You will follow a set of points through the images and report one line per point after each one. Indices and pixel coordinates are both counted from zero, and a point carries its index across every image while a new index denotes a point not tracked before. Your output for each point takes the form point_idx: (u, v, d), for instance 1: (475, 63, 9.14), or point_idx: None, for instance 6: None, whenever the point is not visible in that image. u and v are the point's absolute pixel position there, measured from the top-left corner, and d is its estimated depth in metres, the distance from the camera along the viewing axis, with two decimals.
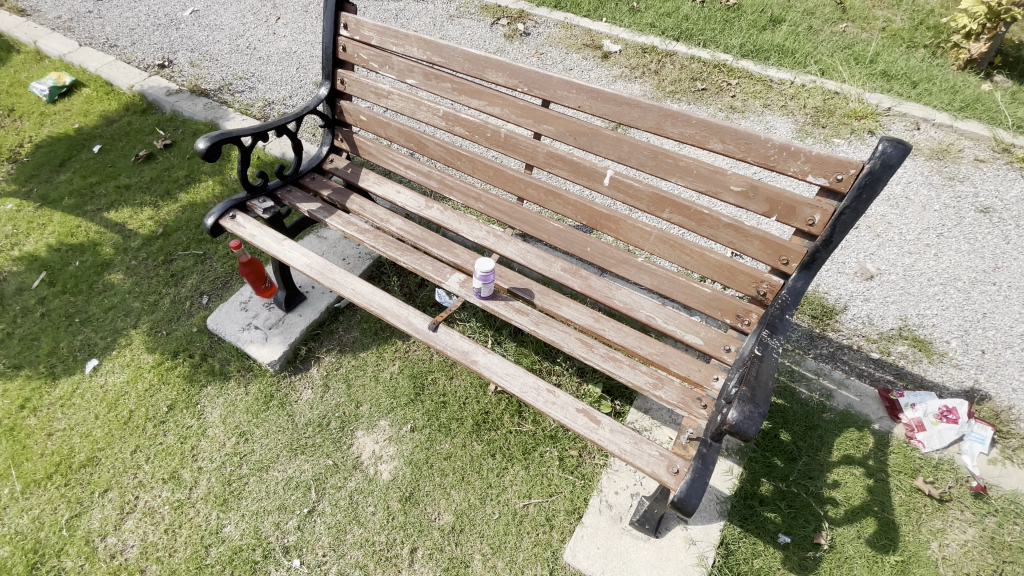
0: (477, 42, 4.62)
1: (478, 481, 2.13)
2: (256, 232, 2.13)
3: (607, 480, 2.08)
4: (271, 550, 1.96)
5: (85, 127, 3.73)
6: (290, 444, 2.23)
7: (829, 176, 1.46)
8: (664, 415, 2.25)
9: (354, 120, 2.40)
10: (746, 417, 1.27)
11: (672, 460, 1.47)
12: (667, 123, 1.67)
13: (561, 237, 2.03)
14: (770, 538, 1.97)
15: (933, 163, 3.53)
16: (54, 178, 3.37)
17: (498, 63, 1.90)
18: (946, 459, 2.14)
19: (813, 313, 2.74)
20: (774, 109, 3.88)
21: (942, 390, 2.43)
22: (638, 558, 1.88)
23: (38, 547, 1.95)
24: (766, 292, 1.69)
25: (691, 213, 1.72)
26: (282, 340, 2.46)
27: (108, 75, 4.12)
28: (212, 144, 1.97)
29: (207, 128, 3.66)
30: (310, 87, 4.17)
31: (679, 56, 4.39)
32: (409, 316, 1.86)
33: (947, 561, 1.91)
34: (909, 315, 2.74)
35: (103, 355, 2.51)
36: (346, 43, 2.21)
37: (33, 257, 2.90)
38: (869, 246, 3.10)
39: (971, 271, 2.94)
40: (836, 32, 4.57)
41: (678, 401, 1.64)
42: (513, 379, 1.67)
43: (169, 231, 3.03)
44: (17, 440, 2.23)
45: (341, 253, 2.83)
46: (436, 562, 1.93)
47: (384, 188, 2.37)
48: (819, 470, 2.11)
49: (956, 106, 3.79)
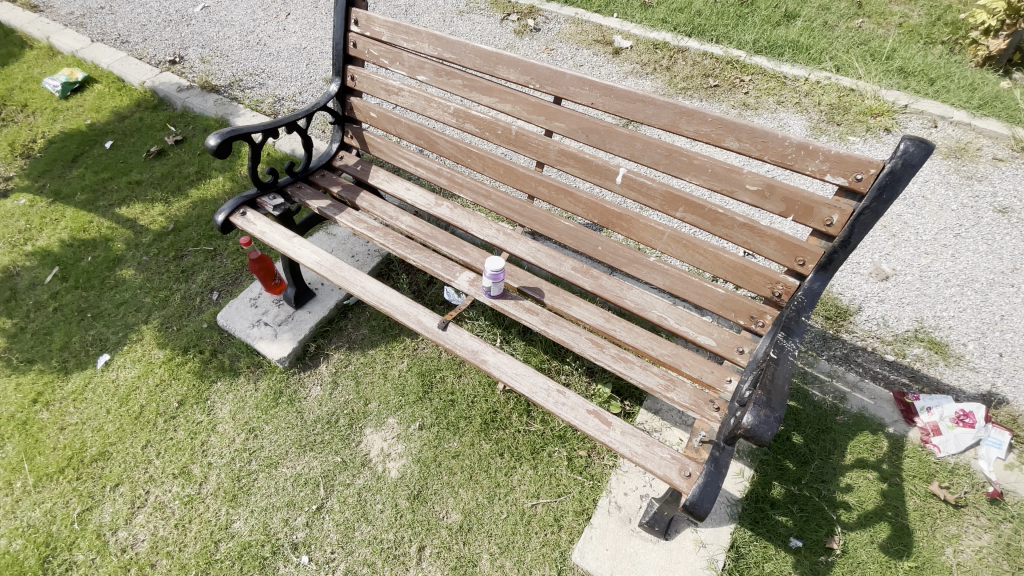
0: (486, 38, 4.60)
1: (486, 480, 2.12)
2: (266, 229, 2.13)
3: (616, 482, 2.07)
4: (281, 546, 1.96)
5: (97, 123, 3.75)
6: (299, 440, 2.23)
7: (849, 175, 1.43)
8: (674, 416, 2.23)
9: (364, 117, 2.39)
10: (762, 421, 1.25)
11: (684, 464, 1.45)
12: (682, 120, 1.64)
13: (572, 235, 2.01)
14: (781, 542, 1.94)
15: (950, 162, 3.46)
16: (66, 173, 3.40)
17: (510, 60, 1.88)
18: (963, 464, 2.10)
19: (827, 313, 2.71)
20: (788, 105, 3.83)
21: (959, 393, 2.39)
22: (646, 560, 1.86)
23: (50, 541, 1.96)
24: (781, 294, 1.66)
25: (706, 212, 1.69)
26: (292, 336, 2.46)
27: (120, 71, 4.15)
28: (223, 141, 1.95)
29: (218, 124, 3.67)
30: (320, 83, 4.17)
31: (690, 52, 4.33)
32: (419, 314, 1.86)
33: (962, 567, 1.88)
34: (925, 317, 2.69)
35: (115, 350, 2.52)
36: (357, 39, 2.20)
37: (46, 252, 2.92)
38: (885, 247, 3.04)
39: (989, 272, 2.89)
40: (851, 28, 4.50)
41: (690, 403, 1.63)
42: (522, 379, 1.66)
43: (179, 227, 3.04)
44: (30, 434, 2.25)
45: (352, 250, 2.83)
46: (444, 561, 1.93)
47: (394, 185, 2.35)
48: (832, 473, 2.08)
49: (975, 104, 3.72)
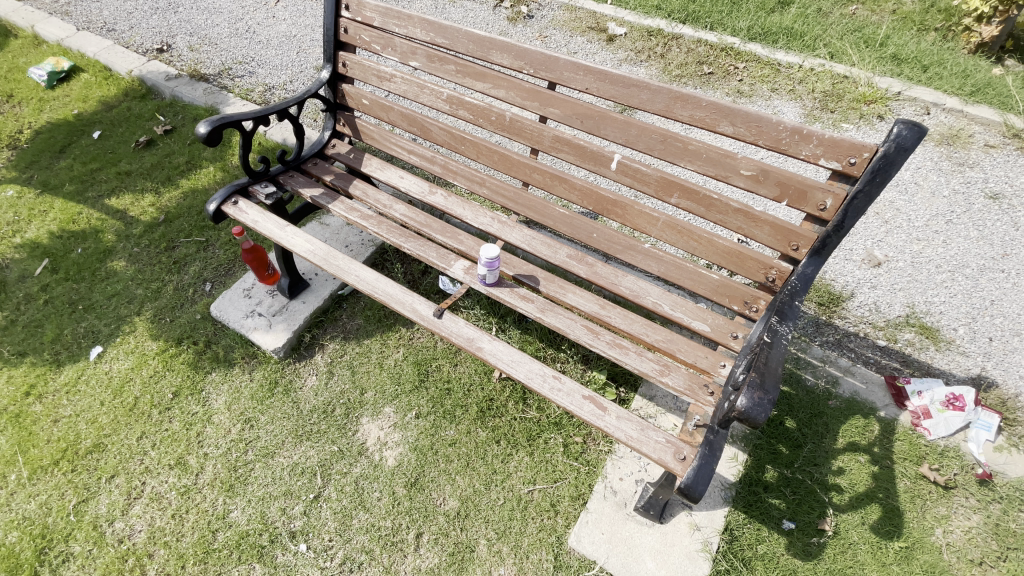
0: (479, 25, 4.55)
1: (482, 467, 2.14)
2: (259, 218, 2.11)
3: (611, 467, 2.09)
4: (278, 535, 1.97)
5: (85, 113, 3.69)
6: (296, 429, 2.23)
7: (843, 159, 1.43)
8: (669, 402, 2.24)
9: (356, 104, 2.36)
10: (756, 404, 1.26)
11: (679, 447, 1.46)
12: (677, 105, 1.63)
13: (566, 223, 2.01)
14: (774, 524, 1.97)
15: (943, 149, 3.48)
16: (54, 164, 3.35)
17: (503, 44, 1.86)
18: (952, 447, 2.13)
19: (820, 300, 2.72)
20: (782, 93, 3.82)
21: (949, 376, 2.42)
22: (642, 543, 1.89)
23: (46, 533, 1.96)
24: (775, 279, 1.67)
25: (700, 198, 1.69)
26: (286, 327, 2.46)
27: (107, 60, 4.09)
28: (213, 128, 1.93)
29: (207, 113, 3.63)
30: (311, 71, 4.11)
31: (685, 39, 4.31)
32: (414, 303, 1.86)
33: (951, 547, 1.91)
34: (917, 302, 2.72)
35: (107, 342, 2.50)
36: (348, 24, 2.17)
37: (35, 243, 2.89)
38: (877, 234, 3.06)
39: (980, 258, 2.91)
40: (846, 15, 4.49)
41: (685, 387, 1.64)
42: (519, 365, 1.66)
43: (170, 218, 3.01)
44: (24, 427, 2.24)
45: (345, 239, 2.81)
46: (441, 547, 1.94)
47: (387, 173, 2.34)
48: (825, 456, 2.11)
49: (967, 91, 3.72)
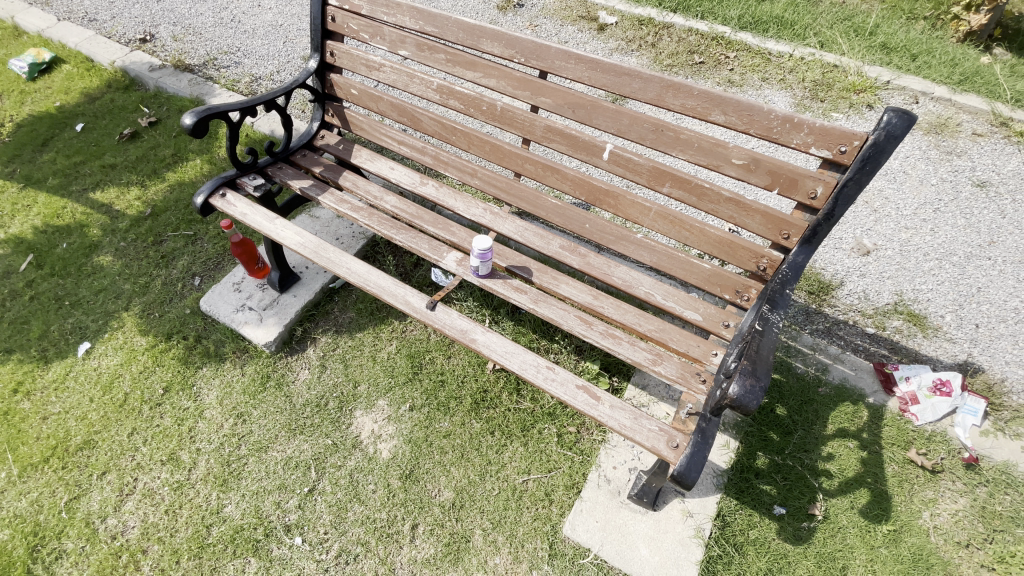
0: (469, 14, 4.49)
1: (477, 458, 2.14)
2: (248, 210, 2.08)
3: (605, 456, 2.10)
4: (273, 529, 1.97)
5: (67, 105, 3.61)
6: (289, 423, 2.22)
7: (833, 147, 1.43)
8: (661, 391, 2.26)
9: (344, 95, 2.33)
10: (748, 391, 1.27)
11: (672, 435, 1.48)
12: (668, 94, 1.62)
13: (559, 213, 2.00)
14: (766, 509, 1.99)
15: (931, 138, 3.51)
16: (37, 157, 3.28)
17: (493, 33, 1.84)
18: (939, 432, 2.17)
19: (810, 288, 2.74)
20: (773, 82, 3.82)
21: (936, 363, 2.46)
22: (635, 530, 1.91)
23: (38, 530, 1.94)
24: (765, 268, 1.68)
25: (692, 187, 1.69)
26: (277, 321, 2.43)
27: (89, 50, 4.00)
28: (200, 120, 1.89)
29: (193, 105, 3.56)
30: (298, 61, 4.05)
31: (675, 28, 4.29)
32: (407, 295, 1.85)
33: (938, 530, 1.95)
34: (905, 290, 2.75)
35: (95, 338, 2.47)
36: (335, 13, 2.14)
37: (19, 238, 2.84)
38: (866, 222, 3.09)
39: (967, 246, 2.95)
40: (836, 4, 4.48)
41: (677, 375, 1.65)
42: (512, 356, 1.66)
43: (157, 211, 2.97)
44: (12, 424, 2.21)
45: (335, 232, 2.79)
46: (437, 537, 1.95)
47: (377, 164, 2.31)
48: (815, 443, 2.14)
49: (955, 79, 3.74)
